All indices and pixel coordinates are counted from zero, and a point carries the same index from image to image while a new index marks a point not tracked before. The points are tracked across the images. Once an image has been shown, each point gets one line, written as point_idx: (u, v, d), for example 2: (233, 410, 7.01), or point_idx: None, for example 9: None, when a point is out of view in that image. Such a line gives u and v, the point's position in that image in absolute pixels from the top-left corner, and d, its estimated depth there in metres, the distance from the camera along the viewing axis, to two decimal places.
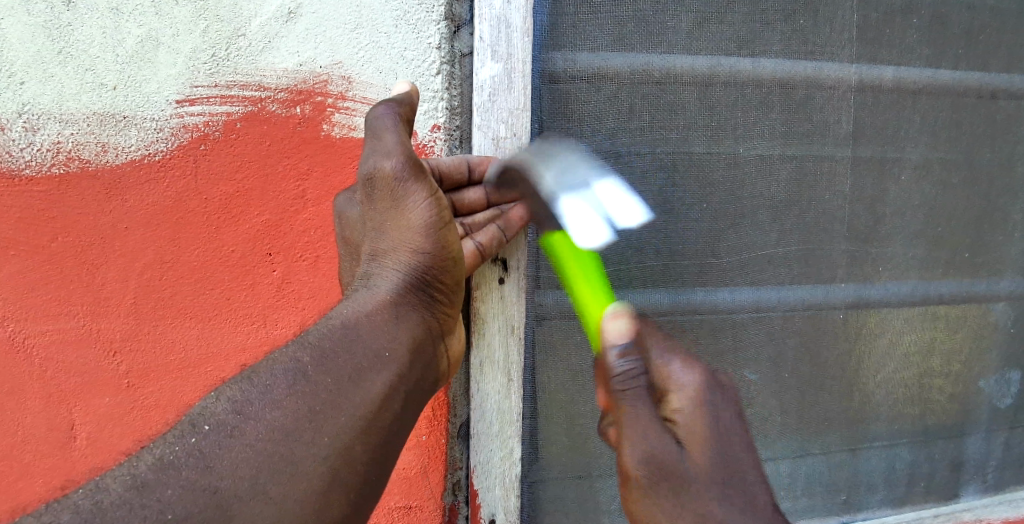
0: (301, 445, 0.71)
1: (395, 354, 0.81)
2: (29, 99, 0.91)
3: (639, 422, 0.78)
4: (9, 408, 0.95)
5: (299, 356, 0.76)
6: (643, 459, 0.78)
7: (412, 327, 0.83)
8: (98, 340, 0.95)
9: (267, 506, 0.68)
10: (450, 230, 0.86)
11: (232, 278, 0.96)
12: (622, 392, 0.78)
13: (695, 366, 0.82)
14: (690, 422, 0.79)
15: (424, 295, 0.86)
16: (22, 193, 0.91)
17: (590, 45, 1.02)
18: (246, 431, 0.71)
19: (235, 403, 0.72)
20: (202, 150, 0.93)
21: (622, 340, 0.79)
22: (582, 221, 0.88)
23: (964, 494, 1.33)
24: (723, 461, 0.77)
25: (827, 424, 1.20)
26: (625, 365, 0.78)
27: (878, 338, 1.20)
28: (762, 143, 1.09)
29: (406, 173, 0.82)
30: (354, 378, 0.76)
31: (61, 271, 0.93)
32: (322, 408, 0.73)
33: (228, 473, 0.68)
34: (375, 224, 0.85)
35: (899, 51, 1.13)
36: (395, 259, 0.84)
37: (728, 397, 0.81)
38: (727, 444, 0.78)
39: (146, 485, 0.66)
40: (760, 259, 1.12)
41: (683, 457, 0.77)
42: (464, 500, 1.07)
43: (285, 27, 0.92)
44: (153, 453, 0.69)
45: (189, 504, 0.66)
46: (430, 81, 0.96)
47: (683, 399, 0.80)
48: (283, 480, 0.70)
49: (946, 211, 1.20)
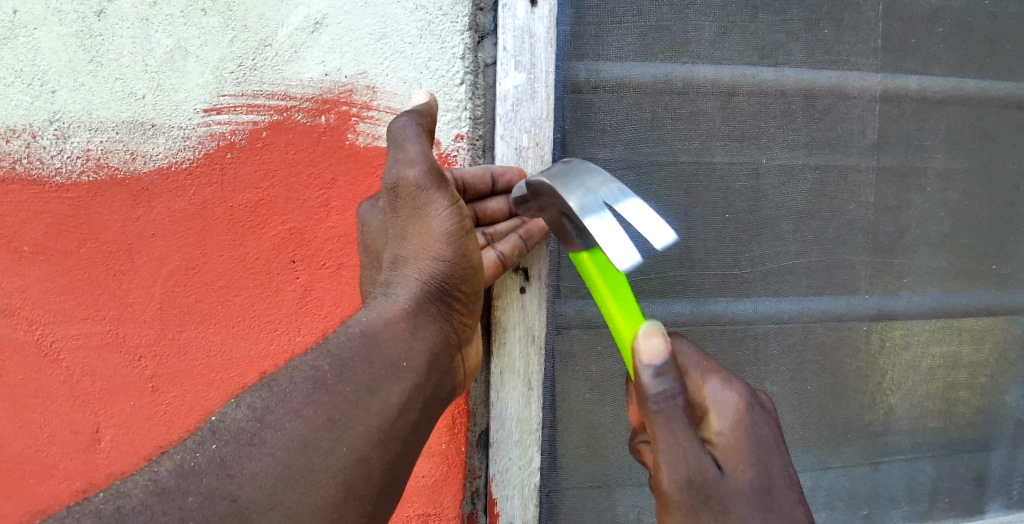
0: (320, 455, 0.72)
1: (413, 364, 0.81)
2: (60, 107, 0.92)
3: (680, 443, 0.76)
4: (34, 411, 0.97)
5: (319, 364, 0.76)
6: (683, 479, 0.76)
7: (430, 337, 0.84)
8: (124, 345, 0.97)
9: (286, 514, 0.68)
10: (471, 238, 0.86)
11: (256, 285, 0.97)
12: (660, 411, 0.77)
13: (734, 387, 0.81)
14: (731, 443, 0.79)
15: (444, 303, 0.86)
16: (52, 200, 0.93)
17: (612, 55, 1.02)
18: (265, 439, 0.71)
19: (255, 410, 0.73)
20: (228, 159, 0.94)
21: (656, 360, 0.77)
22: (610, 236, 0.72)
23: (989, 509, 1.31)
24: (762, 481, 0.78)
25: (849, 437, 1.19)
26: (661, 386, 0.77)
27: (902, 351, 1.19)
28: (784, 153, 1.09)
29: (428, 182, 0.82)
30: (373, 387, 0.77)
31: (88, 276, 0.95)
32: (341, 419, 0.74)
33: (247, 481, 0.69)
34: (397, 233, 0.86)
35: (924, 60, 1.12)
36: (416, 268, 0.84)
37: (766, 417, 0.81)
38: (766, 465, 0.78)
39: (166, 492, 0.67)
40: (781, 270, 1.11)
41: (724, 478, 0.77)
42: (483, 509, 1.07)
43: (311, 38, 0.93)
44: (174, 459, 0.70)
45: (209, 511, 0.67)
46: (454, 91, 0.97)
47: (723, 419, 0.80)
48: (303, 488, 0.70)
49: (971, 222, 1.19)
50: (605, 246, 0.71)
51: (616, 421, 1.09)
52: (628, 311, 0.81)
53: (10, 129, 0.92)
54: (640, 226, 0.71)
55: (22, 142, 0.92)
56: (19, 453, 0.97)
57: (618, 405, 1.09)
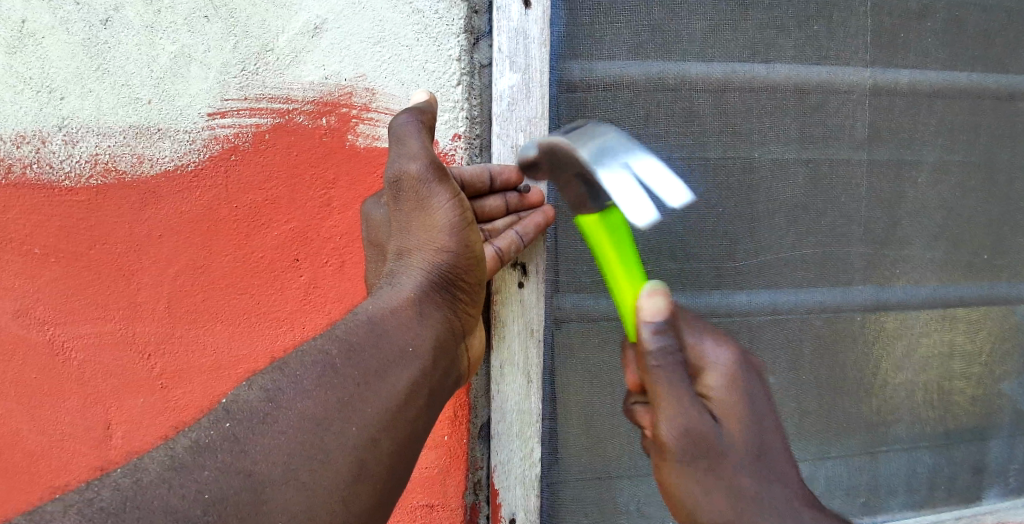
0: (331, 434, 0.74)
1: (419, 350, 0.83)
2: (68, 113, 0.95)
3: (678, 399, 0.79)
4: (50, 408, 1.00)
5: (328, 348, 0.79)
6: (681, 432, 0.79)
7: (436, 325, 0.86)
8: (134, 343, 0.99)
9: (299, 490, 0.71)
10: (473, 229, 0.90)
11: (260, 283, 0.99)
12: (659, 368, 0.79)
13: (728, 346, 0.83)
14: (726, 401, 0.81)
15: (448, 293, 0.88)
16: (63, 203, 0.96)
17: (606, 54, 1.04)
18: (278, 418, 0.73)
19: (267, 391, 0.75)
20: (233, 161, 0.97)
21: (656, 316, 0.80)
22: (629, 194, 0.78)
23: (986, 497, 1.33)
24: (755, 434, 0.81)
25: (846, 426, 1.21)
26: (660, 342, 0.79)
27: (897, 341, 1.20)
28: (777, 148, 1.11)
29: (429, 175, 0.85)
30: (381, 372, 0.79)
31: (99, 277, 0.98)
32: (351, 400, 0.76)
33: (262, 457, 0.71)
34: (402, 226, 0.89)
35: (914, 54, 1.13)
36: (421, 258, 0.88)
37: (756, 375, 0.84)
38: (761, 421, 0.82)
39: (183, 466, 0.69)
40: (776, 262, 1.13)
41: (719, 433, 0.80)
42: (485, 500, 1.09)
43: (311, 42, 0.96)
44: (190, 436, 0.72)
45: (225, 486, 0.69)
46: (451, 91, 0.99)
47: (718, 378, 0.82)
48: (315, 466, 0.72)
49: (964, 214, 1.21)
50: (626, 204, 0.77)
51: (617, 413, 1.11)
52: (633, 275, 0.84)
53: (20, 135, 0.95)
54: (656, 187, 0.78)
55: (32, 148, 0.95)
56: (35, 447, 1.00)
57: (618, 398, 1.11)
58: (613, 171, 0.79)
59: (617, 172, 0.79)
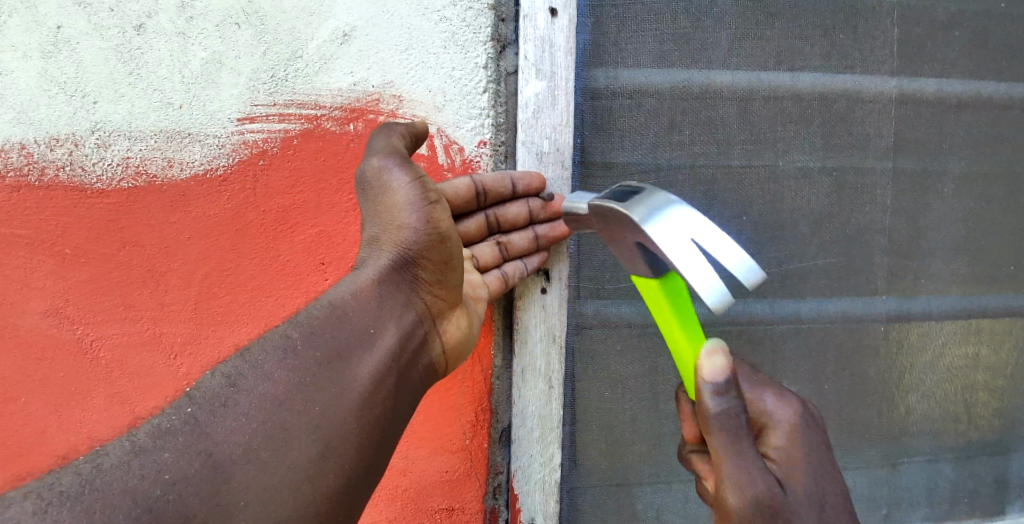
0: (294, 414, 0.75)
1: (379, 333, 0.84)
2: (100, 117, 0.97)
3: (743, 462, 0.77)
4: (76, 407, 1.01)
5: (290, 332, 0.80)
6: (748, 500, 0.76)
7: (397, 310, 0.87)
8: (162, 343, 1.01)
9: (261, 469, 0.72)
10: (438, 209, 0.89)
11: (286, 286, 1.01)
12: (723, 432, 0.77)
13: (788, 400, 0.84)
14: (791, 459, 0.81)
15: (410, 275, 0.89)
16: (94, 206, 0.98)
17: (630, 62, 1.04)
18: (238, 401, 0.75)
19: (229, 377, 0.76)
20: (261, 165, 0.98)
21: (718, 378, 0.77)
22: (691, 266, 0.72)
23: (1010, 512, 1.31)
24: (818, 490, 0.80)
25: (867, 436, 1.20)
26: (724, 406, 0.77)
27: (920, 351, 1.19)
28: (801, 156, 1.10)
29: (390, 162, 0.86)
30: (342, 355, 0.80)
31: (129, 279, 0.99)
32: (314, 382, 0.77)
33: (223, 437, 0.72)
34: (369, 213, 0.90)
35: (940, 64, 1.13)
36: (385, 242, 0.88)
37: (817, 430, 0.84)
38: (822, 475, 0.81)
39: (143, 449, 0.70)
40: (799, 274, 1.13)
41: (784, 492, 0.78)
42: (504, 505, 1.10)
43: (340, 48, 0.97)
44: (151, 422, 0.73)
45: (184, 465, 0.70)
46: (477, 99, 1.00)
47: (780, 436, 0.82)
48: (277, 445, 0.73)
49: (990, 225, 1.19)
50: (689, 276, 0.71)
51: (635, 421, 1.11)
52: (694, 337, 0.82)
53: (53, 138, 0.97)
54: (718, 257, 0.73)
55: (65, 151, 0.97)
56: (59, 445, 1.02)
57: (637, 405, 1.11)
58: (673, 240, 0.73)
59: (679, 246, 0.73)
